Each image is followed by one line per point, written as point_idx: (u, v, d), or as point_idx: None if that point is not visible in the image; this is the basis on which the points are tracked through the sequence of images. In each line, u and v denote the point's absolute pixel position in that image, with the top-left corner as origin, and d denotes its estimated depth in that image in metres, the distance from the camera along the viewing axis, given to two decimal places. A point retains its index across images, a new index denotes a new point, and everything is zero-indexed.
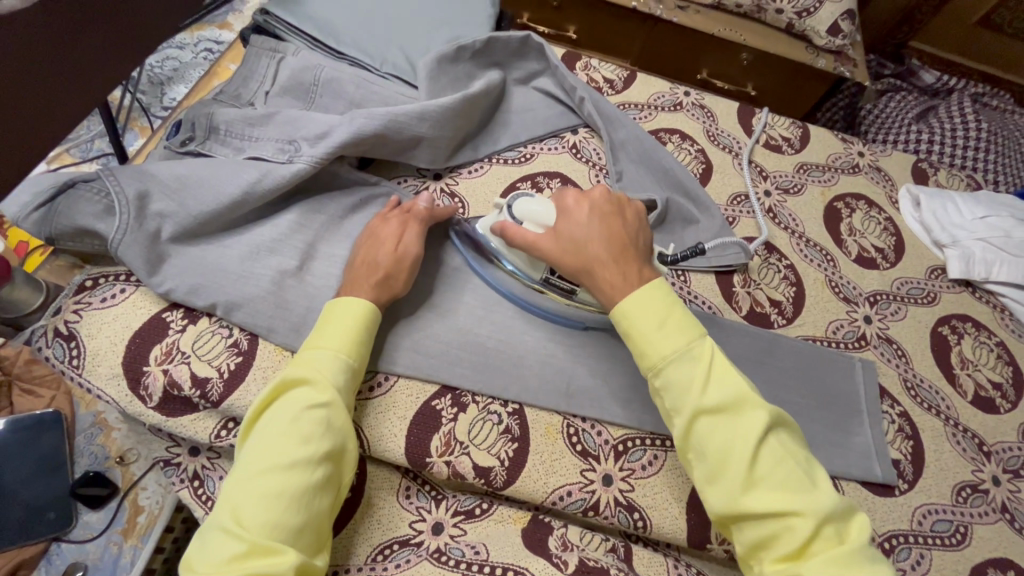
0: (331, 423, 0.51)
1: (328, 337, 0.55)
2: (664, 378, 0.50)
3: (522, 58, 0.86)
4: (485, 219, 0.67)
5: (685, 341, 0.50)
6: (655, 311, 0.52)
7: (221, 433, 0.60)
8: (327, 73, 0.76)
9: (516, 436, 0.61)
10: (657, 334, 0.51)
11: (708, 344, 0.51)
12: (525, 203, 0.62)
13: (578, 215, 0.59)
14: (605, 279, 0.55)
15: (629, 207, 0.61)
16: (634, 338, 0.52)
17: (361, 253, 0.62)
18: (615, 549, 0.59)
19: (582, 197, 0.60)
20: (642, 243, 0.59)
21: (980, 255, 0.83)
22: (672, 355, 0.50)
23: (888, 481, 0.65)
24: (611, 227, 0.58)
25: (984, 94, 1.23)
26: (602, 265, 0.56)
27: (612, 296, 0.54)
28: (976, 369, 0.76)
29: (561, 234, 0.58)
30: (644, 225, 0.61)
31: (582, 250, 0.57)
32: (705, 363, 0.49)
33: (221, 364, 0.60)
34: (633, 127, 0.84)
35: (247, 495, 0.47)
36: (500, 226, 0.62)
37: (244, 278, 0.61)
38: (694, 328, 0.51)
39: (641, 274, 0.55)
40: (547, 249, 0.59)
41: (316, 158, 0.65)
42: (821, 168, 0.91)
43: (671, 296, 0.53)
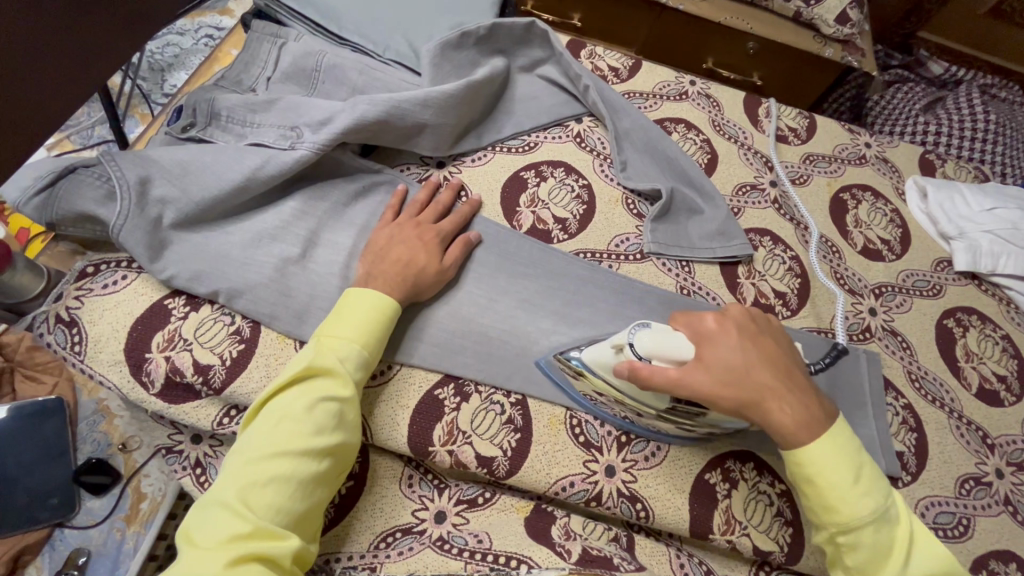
0: (342, 417, 0.52)
1: (350, 328, 0.55)
2: (851, 538, 0.48)
3: (526, 45, 0.84)
4: (594, 349, 0.57)
5: (881, 503, 0.48)
6: (847, 467, 0.49)
7: (223, 420, 0.60)
8: (330, 59, 0.75)
9: (518, 425, 0.60)
10: (853, 496, 0.48)
11: (898, 500, 0.49)
12: (648, 336, 0.52)
13: (727, 340, 0.52)
14: (783, 414, 0.50)
15: (767, 323, 0.57)
16: (822, 495, 0.49)
17: (402, 251, 0.61)
18: (617, 538, 0.59)
19: (723, 317, 0.54)
20: (795, 361, 0.54)
21: (987, 248, 0.82)
22: (870, 519, 0.47)
23: (891, 473, 0.65)
24: (764, 350, 0.53)
25: (993, 85, 1.22)
26: (776, 400, 0.50)
27: (795, 434, 0.50)
28: (981, 362, 0.76)
29: (716, 366, 0.51)
30: (787, 342, 0.56)
31: (748, 384, 0.50)
32: (904, 528, 0.48)
33: (224, 351, 0.59)
34: (639, 116, 0.83)
35: (254, 478, 0.47)
36: (629, 366, 0.52)
37: (245, 265, 0.61)
38: (884, 484, 0.50)
39: (814, 404, 0.51)
40: (705, 387, 0.50)
41: (319, 145, 0.65)
42: (828, 159, 0.90)
43: (856, 446, 0.50)
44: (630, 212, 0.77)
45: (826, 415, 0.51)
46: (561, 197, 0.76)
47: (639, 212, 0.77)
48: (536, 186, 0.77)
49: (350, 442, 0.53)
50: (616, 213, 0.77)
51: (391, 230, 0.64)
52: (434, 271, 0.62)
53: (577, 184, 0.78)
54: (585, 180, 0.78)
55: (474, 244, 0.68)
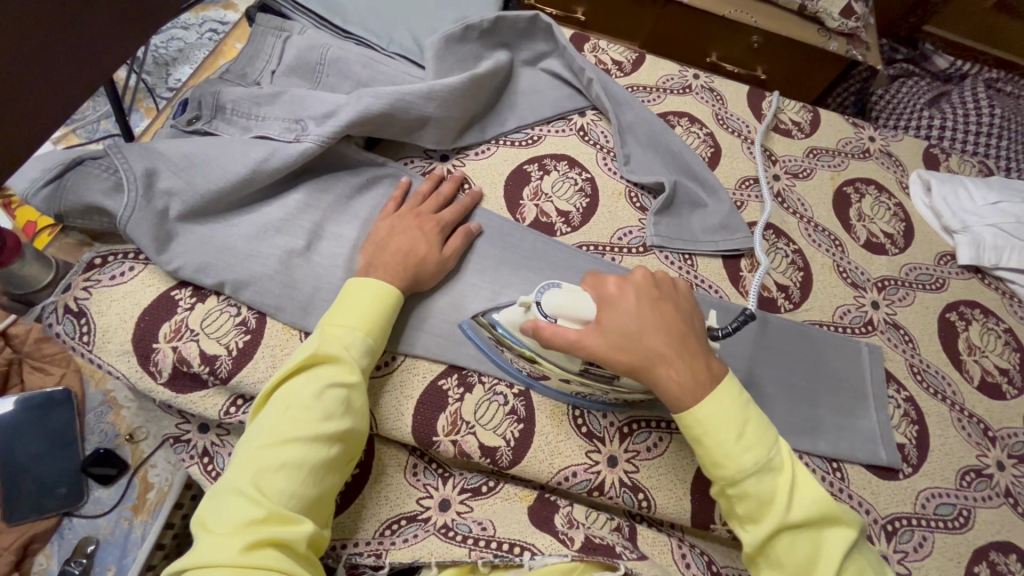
0: (350, 403, 0.52)
1: (355, 316, 0.55)
2: (740, 490, 0.48)
3: (529, 39, 0.85)
4: (506, 311, 0.58)
5: (764, 452, 0.48)
6: (731, 421, 0.49)
7: (230, 410, 0.60)
8: (334, 52, 0.76)
9: (521, 416, 0.61)
10: (736, 449, 0.48)
11: (783, 448, 0.50)
12: (556, 295, 0.53)
13: (624, 304, 0.53)
14: (670, 377, 0.50)
15: (674, 289, 0.57)
16: (709, 451, 0.49)
17: (401, 242, 0.62)
18: (620, 528, 0.60)
19: (625, 282, 0.55)
20: (696, 326, 0.54)
21: (990, 241, 0.82)
22: (754, 470, 0.48)
23: (892, 464, 0.65)
24: (661, 314, 0.53)
25: (998, 79, 1.21)
26: (664, 362, 0.51)
27: (680, 397, 0.50)
28: (984, 355, 0.76)
29: (610, 328, 0.52)
30: (694, 307, 0.56)
31: (638, 347, 0.51)
32: (787, 475, 0.48)
33: (230, 342, 0.60)
34: (642, 109, 0.83)
35: (267, 464, 0.47)
36: (530, 325, 0.53)
37: (251, 257, 0.61)
38: (768, 433, 0.50)
39: (705, 368, 0.51)
40: (597, 348, 0.51)
41: (323, 138, 0.65)
42: (831, 152, 0.90)
43: (741, 398, 0.51)
44: (633, 206, 0.77)
45: (716, 379, 0.51)
46: (564, 189, 0.77)
47: (642, 205, 0.78)
48: (539, 180, 0.77)
49: (359, 429, 0.53)
50: (618, 206, 0.77)
51: (395, 222, 0.64)
52: (434, 262, 0.62)
53: (580, 177, 0.78)
54: (587, 174, 0.79)
55: (474, 235, 0.68)
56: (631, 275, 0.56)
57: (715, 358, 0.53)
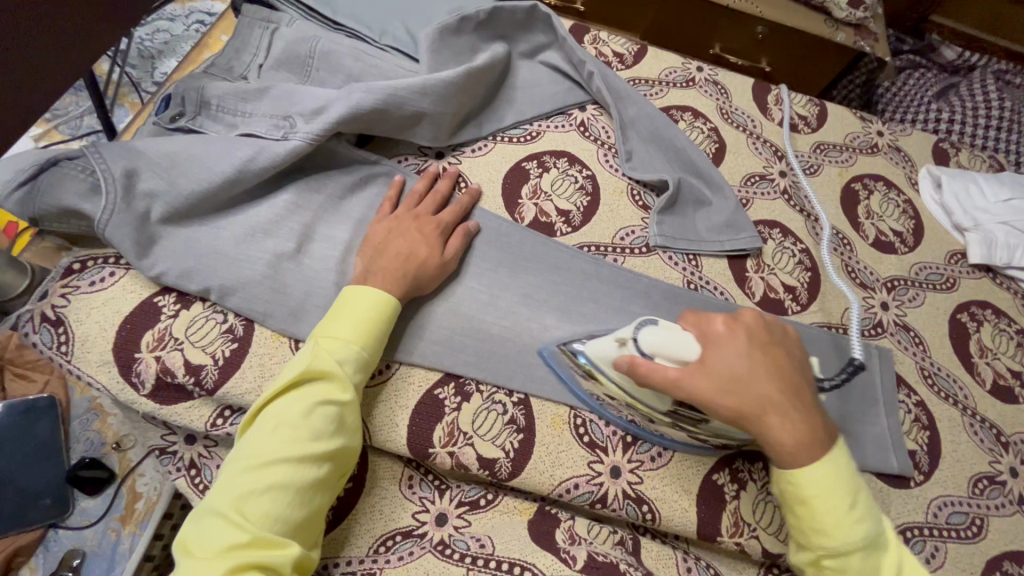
0: (341, 420, 0.50)
1: (348, 328, 0.53)
2: (839, 563, 0.47)
3: (527, 31, 0.82)
4: (598, 342, 0.56)
5: (872, 529, 0.47)
6: (843, 493, 0.47)
7: (217, 421, 0.58)
8: (324, 44, 0.72)
9: (521, 425, 0.59)
10: (848, 521, 0.47)
11: (887, 526, 0.49)
12: (652, 333, 0.51)
13: (732, 345, 0.51)
14: (782, 431, 0.48)
15: (783, 334, 0.54)
16: (815, 518, 0.47)
17: (402, 245, 0.59)
18: (623, 542, 0.58)
19: (734, 322, 0.53)
20: (805, 377, 0.53)
21: (1003, 240, 0.80)
22: (862, 545, 0.47)
23: (904, 473, 0.63)
24: (773, 361, 0.51)
25: (1008, 70, 1.18)
26: (777, 414, 0.49)
27: (791, 453, 0.48)
28: (995, 358, 0.74)
29: (720, 371, 0.49)
30: (799, 354, 0.55)
31: (750, 394, 0.49)
32: (890, 556, 0.48)
33: (216, 350, 0.57)
34: (645, 104, 0.80)
35: (252, 487, 0.45)
36: (629, 362, 0.51)
37: (238, 261, 0.59)
38: (876, 509, 0.49)
39: (818, 424, 0.50)
40: (705, 392, 0.49)
41: (313, 135, 0.62)
42: (839, 148, 0.87)
43: (852, 472, 0.49)
44: (636, 204, 0.75)
45: (827, 440, 0.49)
46: (564, 187, 0.74)
47: (645, 204, 0.75)
48: (539, 177, 0.74)
49: (351, 445, 0.51)
50: (620, 205, 0.74)
51: (390, 223, 0.62)
52: (436, 264, 0.60)
53: (581, 175, 0.75)
54: (589, 171, 0.76)
55: (473, 234, 0.66)
56: (739, 315, 0.54)
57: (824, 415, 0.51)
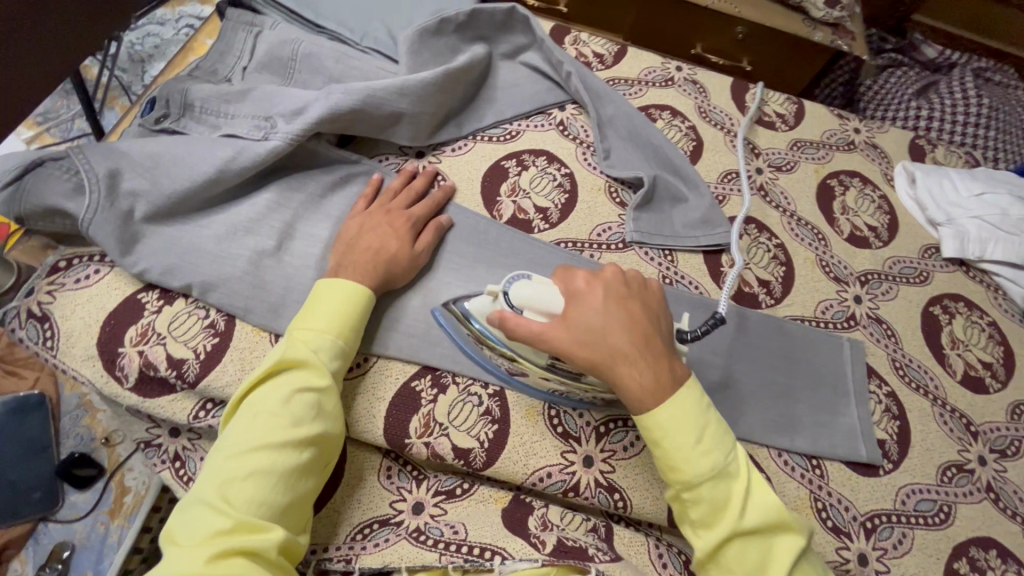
0: (320, 407, 0.51)
1: (325, 319, 0.54)
2: (695, 493, 0.48)
3: (507, 32, 0.83)
4: (476, 301, 0.58)
5: (722, 458, 0.48)
6: (688, 426, 0.48)
7: (199, 414, 0.59)
8: (306, 47, 0.74)
9: (496, 416, 0.60)
10: (692, 452, 0.48)
11: (739, 454, 0.49)
12: (523, 288, 0.53)
13: (591, 299, 0.53)
14: (631, 379, 0.49)
15: (643, 287, 0.56)
16: (667, 454, 0.48)
17: (372, 240, 0.61)
18: (595, 529, 0.59)
19: (594, 279, 0.54)
20: (662, 328, 0.54)
21: (975, 234, 0.81)
22: (711, 474, 0.47)
23: (873, 461, 0.65)
24: (626, 312, 0.52)
25: (988, 68, 1.20)
26: (625, 361, 0.50)
27: (641, 399, 0.49)
28: (967, 349, 0.75)
29: (575, 323, 0.51)
30: (663, 308, 0.56)
31: (598, 344, 0.51)
32: (741, 483, 0.48)
33: (198, 345, 0.59)
34: (622, 103, 0.81)
35: (234, 473, 0.47)
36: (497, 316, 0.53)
37: (220, 258, 0.60)
38: (727, 439, 0.49)
39: (667, 371, 0.50)
40: (559, 342, 0.51)
41: (293, 135, 0.64)
42: (816, 145, 0.88)
43: (701, 404, 0.50)
44: (613, 201, 0.76)
45: (678, 383, 0.50)
46: (542, 185, 0.76)
47: (621, 201, 0.76)
48: (517, 175, 0.76)
49: (332, 432, 0.52)
50: (597, 202, 0.76)
51: (365, 220, 0.63)
52: (406, 258, 0.61)
53: (559, 173, 0.77)
54: (567, 169, 0.77)
55: (446, 228, 0.67)
56: (601, 272, 0.55)
57: (680, 362, 0.52)
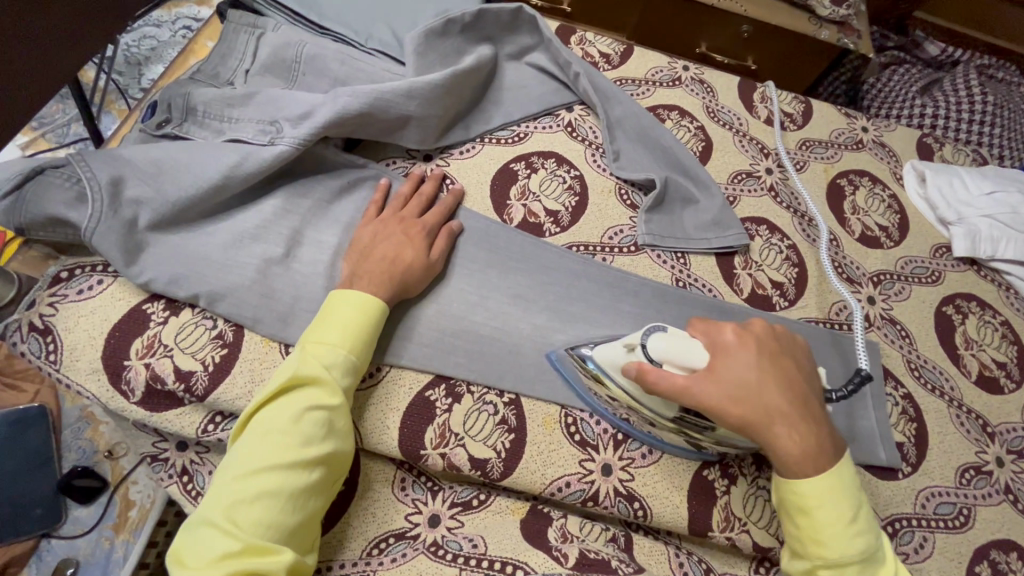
0: (332, 425, 0.50)
1: (335, 332, 0.53)
2: (834, 573, 0.48)
3: (513, 32, 0.82)
4: (605, 348, 0.56)
5: (871, 544, 0.48)
6: (845, 507, 0.48)
7: (208, 428, 0.58)
8: (310, 49, 0.73)
9: (512, 426, 0.59)
10: (849, 536, 0.47)
11: (882, 540, 0.50)
12: (659, 342, 0.52)
13: (745, 356, 0.51)
14: (788, 442, 0.48)
15: (794, 344, 0.54)
16: (815, 530, 0.48)
17: (387, 249, 0.59)
18: (615, 539, 0.58)
19: (744, 333, 0.53)
20: (814, 388, 0.53)
21: (986, 232, 0.80)
22: (858, 558, 0.47)
23: (891, 464, 0.64)
24: (781, 372, 0.51)
25: (990, 65, 1.20)
26: (783, 425, 0.49)
27: (794, 463, 0.48)
28: (981, 349, 0.75)
29: (728, 380, 0.49)
30: (811, 365, 0.54)
31: (756, 405, 0.49)
32: (882, 568, 0.49)
33: (206, 356, 0.57)
34: (631, 104, 0.80)
35: (244, 494, 0.45)
36: (637, 368, 0.51)
37: (227, 267, 0.59)
38: (874, 525, 0.50)
39: (824, 437, 0.50)
40: (711, 400, 0.49)
41: (300, 140, 0.62)
42: (825, 144, 0.88)
43: (855, 486, 0.50)
44: (624, 203, 0.75)
45: (830, 452, 0.49)
46: (552, 188, 0.74)
47: (633, 203, 0.75)
48: (527, 178, 0.75)
49: (343, 449, 0.51)
50: (609, 205, 0.75)
51: (375, 226, 0.62)
52: (419, 266, 0.60)
53: (568, 175, 0.76)
54: (577, 171, 0.76)
55: (456, 233, 0.66)
56: (749, 325, 0.54)
57: (833, 428, 0.52)
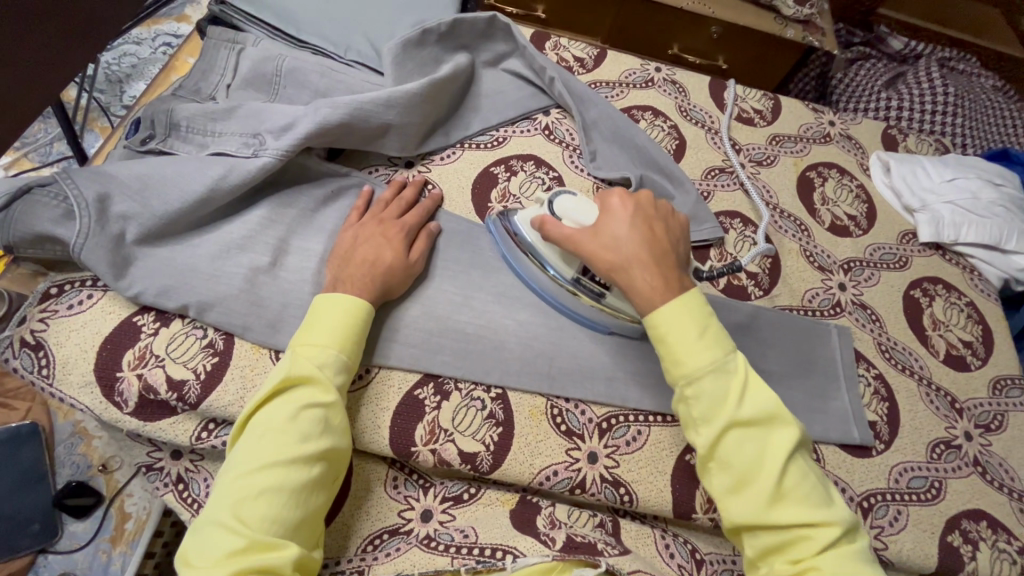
0: (327, 421, 0.52)
1: (325, 334, 0.55)
2: (696, 390, 0.49)
3: (489, 40, 0.84)
4: (524, 212, 0.65)
5: (720, 355, 0.50)
6: (694, 323, 0.51)
7: (202, 435, 0.59)
8: (290, 62, 0.75)
9: (500, 420, 0.61)
10: (695, 347, 0.50)
11: (738, 358, 0.51)
12: (567, 201, 0.61)
13: (623, 214, 0.57)
14: (642, 283, 0.53)
15: (671, 214, 0.60)
16: (671, 350, 0.51)
17: (367, 251, 0.61)
18: (603, 524, 0.60)
19: (629, 198, 0.59)
20: (681, 250, 0.58)
21: (949, 218, 0.84)
22: (707, 368, 0.49)
23: (865, 443, 0.67)
24: (651, 229, 0.56)
25: (951, 57, 1.24)
26: (641, 266, 0.54)
27: (646, 300, 0.53)
28: (948, 330, 0.78)
29: (603, 232, 0.56)
30: (687, 237, 0.60)
31: (620, 250, 0.55)
32: (739, 378, 0.50)
33: (197, 365, 0.59)
34: (605, 105, 0.83)
35: (246, 493, 0.47)
36: (540, 220, 0.60)
37: (216, 277, 0.61)
38: (726, 341, 0.52)
39: (679, 283, 0.54)
40: (586, 246, 0.56)
41: (283, 151, 0.64)
42: (794, 138, 0.91)
43: (706, 308, 0.52)
44: None
45: (682, 291, 0.53)
46: (532, 190, 0.77)
47: None
48: (507, 181, 0.77)
49: (340, 447, 0.53)
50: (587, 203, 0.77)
51: (358, 231, 0.64)
52: (402, 268, 0.62)
53: (547, 177, 0.78)
54: (555, 172, 0.79)
55: (435, 235, 0.68)
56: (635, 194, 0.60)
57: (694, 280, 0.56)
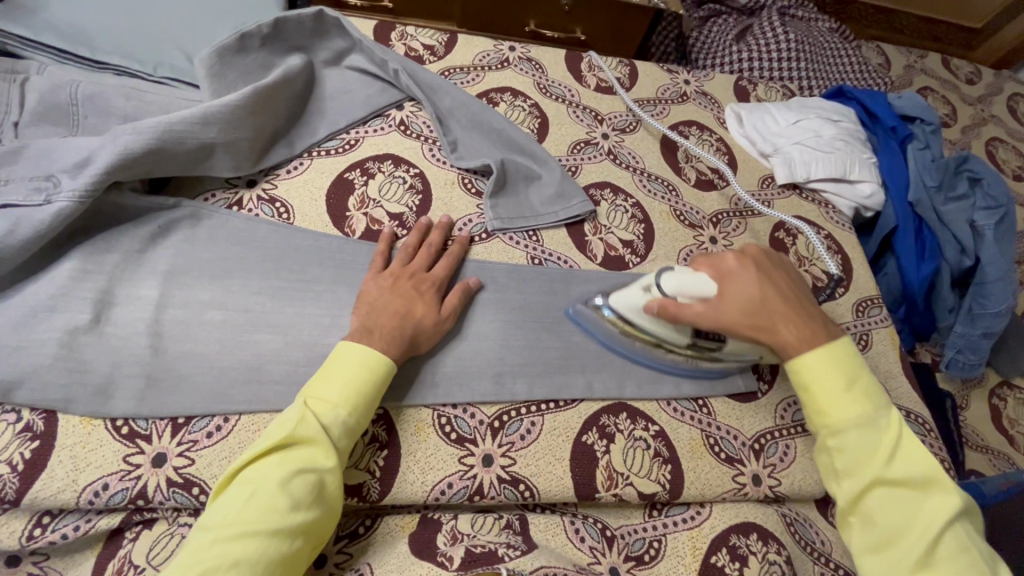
0: (323, 491, 0.48)
1: (338, 390, 0.52)
2: (840, 441, 0.53)
3: (323, 38, 0.78)
4: (620, 294, 0.64)
5: (870, 410, 0.53)
6: (839, 376, 0.55)
7: (34, 533, 0.51)
8: (86, 88, 0.65)
9: (385, 441, 0.58)
10: (843, 399, 0.54)
11: (892, 417, 0.53)
12: (675, 275, 0.60)
13: (745, 276, 0.60)
14: (789, 334, 0.58)
15: (778, 260, 0.65)
16: (815, 400, 0.55)
17: (397, 304, 0.59)
18: (509, 525, 0.58)
19: (741, 256, 0.62)
20: (803, 291, 0.62)
21: (799, 158, 0.88)
22: (857, 421, 0.53)
23: (750, 388, 0.69)
24: (774, 283, 0.61)
25: (791, 5, 1.29)
26: (785, 323, 0.58)
27: (798, 349, 0.57)
28: (812, 264, 0.83)
29: (735, 299, 0.59)
30: (795, 270, 0.65)
31: (760, 311, 0.58)
32: (890, 439, 0.52)
33: (13, 455, 0.51)
34: (458, 93, 0.80)
35: (219, 562, 0.42)
36: (658, 306, 0.60)
37: (22, 349, 0.53)
38: (879, 399, 0.54)
39: (818, 323, 0.58)
40: (725, 319, 0.58)
41: (81, 191, 0.56)
42: (654, 102, 0.92)
43: (852, 362, 0.56)
44: (468, 192, 0.75)
45: (831, 334, 0.58)
46: (393, 191, 0.72)
47: (477, 190, 0.75)
48: (364, 186, 0.72)
49: (326, 517, 0.49)
50: (453, 196, 0.74)
51: (382, 283, 0.61)
52: (432, 324, 0.60)
53: (407, 175, 0.74)
54: (416, 169, 0.75)
55: (474, 290, 0.66)
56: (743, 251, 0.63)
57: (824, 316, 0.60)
